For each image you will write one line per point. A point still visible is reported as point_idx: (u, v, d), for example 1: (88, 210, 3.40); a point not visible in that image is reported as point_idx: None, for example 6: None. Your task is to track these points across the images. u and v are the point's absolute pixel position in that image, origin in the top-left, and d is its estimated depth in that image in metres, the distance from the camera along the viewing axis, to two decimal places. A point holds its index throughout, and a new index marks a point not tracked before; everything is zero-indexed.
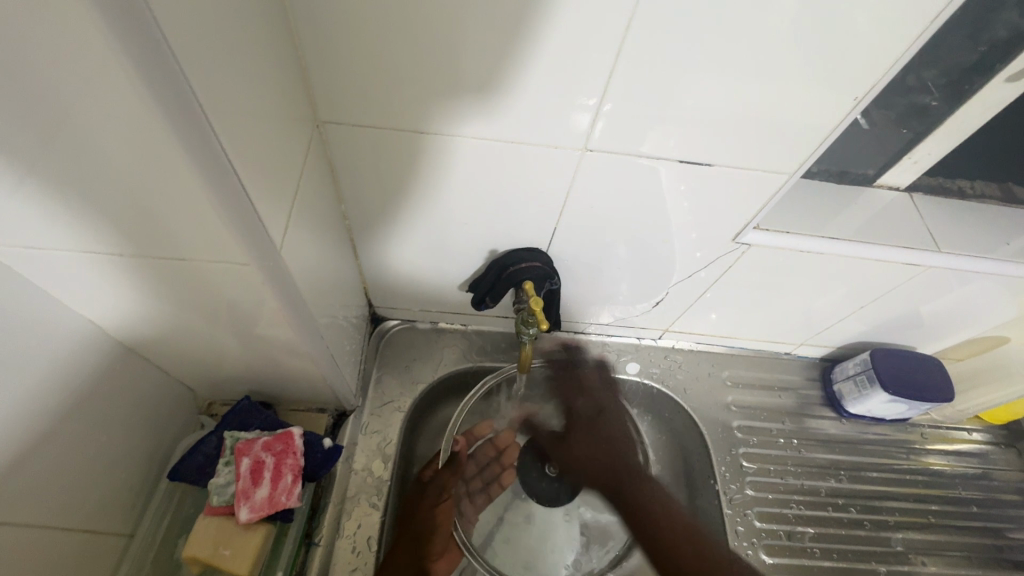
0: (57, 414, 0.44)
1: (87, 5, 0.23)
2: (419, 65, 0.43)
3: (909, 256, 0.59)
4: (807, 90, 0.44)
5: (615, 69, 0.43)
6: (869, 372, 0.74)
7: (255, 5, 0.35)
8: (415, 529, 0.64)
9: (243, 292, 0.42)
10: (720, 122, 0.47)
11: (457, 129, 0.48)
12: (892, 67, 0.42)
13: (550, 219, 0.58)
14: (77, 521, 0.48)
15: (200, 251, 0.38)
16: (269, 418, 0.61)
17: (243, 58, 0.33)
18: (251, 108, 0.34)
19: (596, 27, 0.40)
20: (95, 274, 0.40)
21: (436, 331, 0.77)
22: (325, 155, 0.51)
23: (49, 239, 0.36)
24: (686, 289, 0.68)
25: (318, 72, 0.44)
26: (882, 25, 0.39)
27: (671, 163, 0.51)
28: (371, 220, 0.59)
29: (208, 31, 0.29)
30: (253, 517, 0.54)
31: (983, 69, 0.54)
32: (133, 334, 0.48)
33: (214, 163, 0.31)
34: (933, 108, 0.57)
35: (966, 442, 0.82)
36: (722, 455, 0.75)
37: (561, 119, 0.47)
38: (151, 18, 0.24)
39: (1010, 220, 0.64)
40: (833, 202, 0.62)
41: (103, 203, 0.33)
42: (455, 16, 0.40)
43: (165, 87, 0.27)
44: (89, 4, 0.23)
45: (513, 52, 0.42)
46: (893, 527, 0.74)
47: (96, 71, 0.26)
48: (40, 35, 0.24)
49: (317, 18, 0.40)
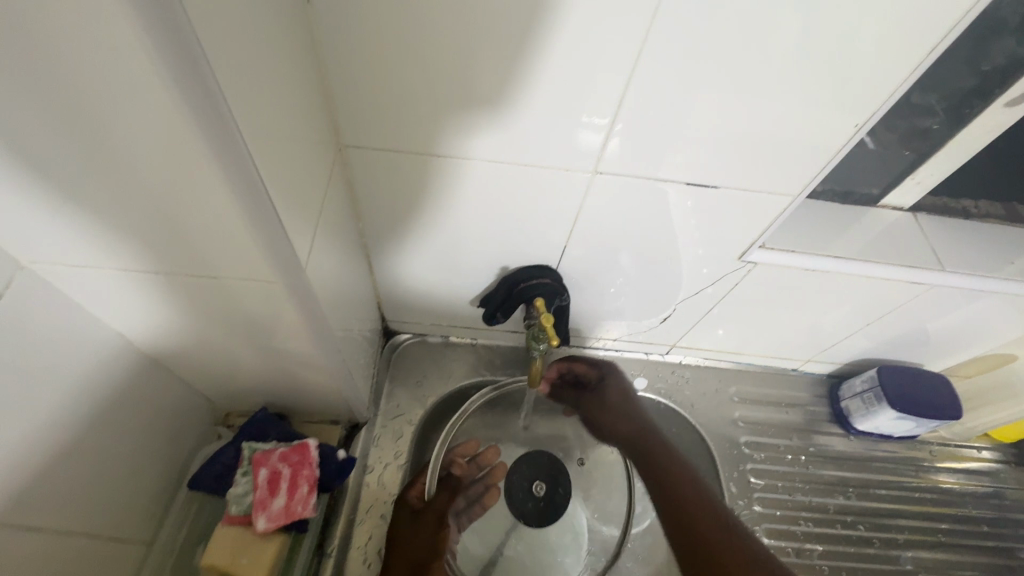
0: (86, 423, 0.46)
1: (147, 51, 0.25)
2: (440, 90, 0.45)
3: (913, 274, 0.60)
4: (810, 115, 0.46)
5: (624, 93, 0.45)
6: (877, 390, 0.74)
7: (286, 39, 0.37)
8: (409, 556, 0.61)
9: (267, 306, 0.44)
10: (725, 143, 0.49)
11: (471, 151, 0.50)
12: (891, 93, 0.44)
13: (560, 236, 0.60)
14: (99, 529, 0.50)
15: (228, 269, 0.40)
16: (286, 429, 0.62)
17: (276, 87, 0.35)
18: (282, 138, 0.36)
19: (607, 53, 0.42)
20: (127, 290, 0.42)
21: (446, 345, 0.79)
22: (346, 175, 0.53)
23: (90, 257, 0.38)
24: (693, 305, 0.69)
25: (341, 100, 0.47)
26: (881, 54, 0.41)
27: (677, 183, 0.53)
28: (386, 238, 0.61)
29: (246, 69, 0.31)
30: (270, 526, 0.55)
31: (982, 94, 0.55)
32: (158, 346, 0.50)
33: (249, 187, 0.33)
34: (935, 130, 0.59)
35: (976, 461, 0.82)
36: (730, 471, 0.75)
37: (571, 141, 0.49)
38: (203, 64, 0.27)
39: (1015, 239, 0.65)
40: (837, 221, 0.63)
41: (143, 224, 0.36)
42: (473, 47, 0.42)
43: (210, 122, 0.29)
44: (149, 52, 0.25)
45: (527, 77, 0.44)
46: (903, 545, 0.74)
47: (148, 107, 0.28)
48: (101, 78, 0.26)
49: (342, 49, 0.43)
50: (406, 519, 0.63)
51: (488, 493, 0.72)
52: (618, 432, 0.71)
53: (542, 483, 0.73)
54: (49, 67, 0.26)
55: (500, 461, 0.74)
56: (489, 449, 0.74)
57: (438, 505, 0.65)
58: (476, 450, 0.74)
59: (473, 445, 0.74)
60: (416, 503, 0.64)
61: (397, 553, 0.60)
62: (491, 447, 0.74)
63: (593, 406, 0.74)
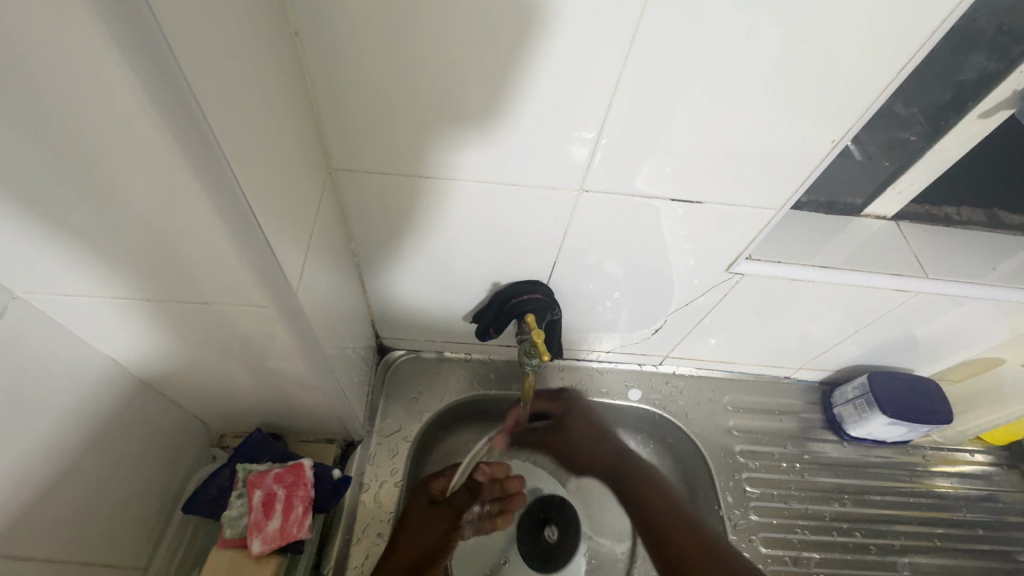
0: (79, 448, 0.46)
1: (139, 93, 0.26)
2: (426, 112, 0.46)
3: (898, 282, 0.61)
4: (789, 129, 0.47)
5: (608, 111, 0.46)
6: (868, 395, 0.75)
7: (275, 69, 0.38)
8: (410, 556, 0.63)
9: (259, 329, 0.44)
10: (709, 159, 0.50)
11: (460, 171, 0.51)
12: (867, 108, 0.45)
13: (550, 251, 0.60)
14: (93, 555, 0.49)
15: (219, 294, 0.40)
16: (280, 449, 0.63)
17: (264, 114, 0.36)
18: (272, 164, 0.37)
19: (591, 73, 0.43)
20: (119, 315, 0.42)
21: (441, 360, 0.79)
22: (337, 197, 0.54)
23: (81, 285, 0.38)
24: (684, 316, 0.70)
25: (331, 125, 0.47)
26: (855, 70, 0.42)
27: (663, 200, 0.54)
28: (378, 256, 0.62)
29: (236, 102, 0.32)
30: (266, 548, 0.55)
31: (958, 106, 0.57)
32: (151, 369, 0.50)
33: (239, 216, 0.34)
34: (914, 142, 0.60)
35: (970, 464, 0.82)
36: (725, 480, 0.75)
37: (559, 159, 0.50)
38: (193, 103, 0.28)
39: (997, 245, 0.66)
40: (823, 230, 0.65)
41: (135, 253, 0.36)
42: (459, 72, 0.43)
43: (199, 155, 0.30)
44: (141, 93, 0.26)
45: (512, 100, 0.45)
46: (900, 551, 0.74)
47: (140, 142, 0.29)
48: (94, 116, 0.27)
49: (331, 78, 0.44)
50: (427, 511, 0.67)
51: (502, 517, 0.70)
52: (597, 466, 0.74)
53: (555, 530, 0.69)
54: (33, 102, 0.26)
55: (521, 493, 0.71)
56: (516, 477, 0.71)
57: (458, 504, 0.69)
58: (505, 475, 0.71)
59: (505, 469, 0.71)
60: (438, 497, 0.69)
61: (402, 543, 0.63)
62: (518, 478, 0.71)
63: (567, 442, 0.76)
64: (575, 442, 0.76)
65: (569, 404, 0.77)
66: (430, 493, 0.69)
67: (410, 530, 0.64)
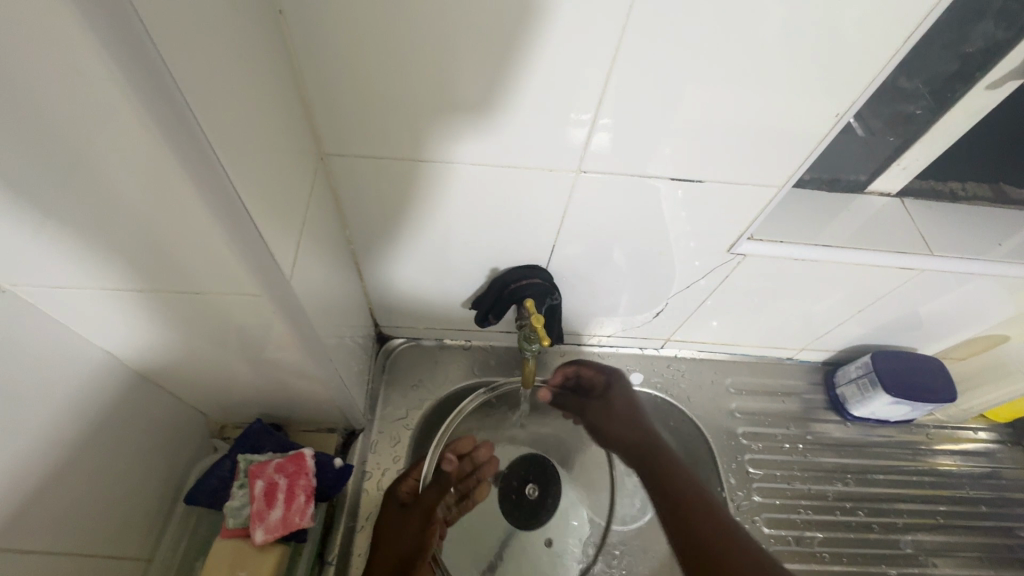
0: (77, 442, 0.46)
1: (119, 80, 0.26)
2: (418, 92, 0.45)
3: (902, 260, 0.60)
4: (791, 105, 0.46)
5: (605, 89, 0.45)
6: (871, 375, 0.75)
7: (259, 51, 0.37)
8: (393, 554, 0.62)
9: (255, 320, 0.44)
10: (709, 136, 0.48)
11: (455, 154, 0.50)
12: (871, 81, 0.44)
13: (549, 235, 0.60)
14: (96, 548, 0.49)
15: (211, 284, 0.39)
16: (282, 439, 0.62)
17: (247, 95, 0.35)
18: (260, 150, 0.36)
19: (587, 49, 0.42)
20: (111, 308, 0.42)
21: (441, 348, 0.79)
22: (329, 183, 0.53)
23: (71, 277, 0.38)
24: (685, 299, 0.69)
25: (322, 110, 0.46)
26: (860, 42, 0.41)
27: (664, 180, 0.53)
28: (374, 244, 0.61)
29: (218, 86, 0.31)
30: (269, 537, 0.55)
31: (964, 77, 0.55)
32: (147, 362, 0.50)
33: (227, 204, 0.33)
34: (919, 115, 0.59)
35: (973, 442, 0.82)
36: (728, 462, 0.76)
37: (556, 140, 0.49)
38: (176, 90, 0.27)
39: (1002, 221, 0.65)
40: (825, 209, 0.63)
41: (123, 244, 0.35)
42: (451, 51, 0.42)
43: (183, 142, 0.29)
44: (122, 81, 0.26)
45: (506, 79, 0.44)
46: (903, 529, 0.74)
47: (119, 131, 0.28)
48: (72, 106, 0.27)
49: (319, 59, 0.43)
50: (394, 518, 0.64)
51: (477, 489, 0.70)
52: (625, 440, 0.73)
53: (535, 487, 0.71)
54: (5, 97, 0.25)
55: (494, 457, 0.72)
56: (483, 446, 0.72)
57: (426, 500, 0.66)
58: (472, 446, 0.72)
59: (471, 443, 0.71)
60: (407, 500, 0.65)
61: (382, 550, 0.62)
62: (485, 445, 0.72)
63: (598, 413, 0.76)
64: (608, 415, 0.75)
65: (613, 378, 0.78)
66: (398, 497, 0.65)
67: (381, 540, 0.62)
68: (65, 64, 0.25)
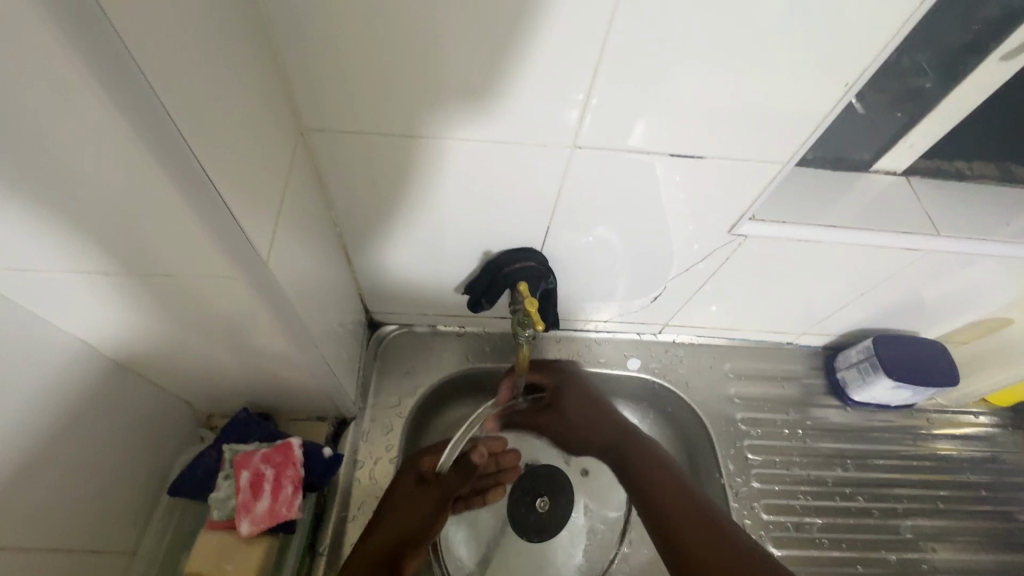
0: (53, 434, 0.44)
1: (54, 38, 0.23)
2: (402, 66, 0.42)
3: (908, 241, 0.58)
4: (798, 77, 0.43)
5: (600, 63, 0.42)
6: (872, 359, 0.73)
7: (229, 17, 0.34)
8: (410, 528, 0.61)
9: (234, 306, 0.42)
10: (711, 111, 0.46)
11: (442, 130, 0.48)
12: (882, 52, 0.42)
13: (543, 217, 0.57)
14: (77, 542, 0.48)
15: (184, 266, 0.37)
16: (269, 428, 0.61)
17: (216, 65, 0.32)
18: (230, 121, 0.34)
19: (581, 18, 0.39)
20: (81, 294, 0.40)
21: (434, 334, 0.77)
22: (312, 163, 0.51)
23: (34, 262, 0.35)
24: (684, 283, 0.68)
25: (301, 83, 0.44)
26: (875, 7, 0.38)
27: (662, 158, 0.51)
28: (362, 226, 0.59)
29: (176, 49, 0.28)
30: (254, 530, 0.54)
31: (976, 49, 0.53)
32: (125, 350, 0.48)
33: (192, 179, 0.31)
34: (928, 90, 0.57)
35: (973, 426, 0.81)
36: (727, 448, 0.74)
37: (550, 116, 0.46)
38: (122, 49, 0.24)
39: (1010, 200, 0.63)
40: (828, 188, 0.61)
41: (85, 224, 0.33)
42: (435, 17, 0.39)
43: (137, 109, 0.26)
44: (58, 38, 0.23)
45: (496, 50, 0.41)
46: (902, 514, 0.74)
47: (63, 97, 0.25)
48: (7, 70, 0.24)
49: (295, 28, 0.40)
50: (413, 488, 0.62)
51: (493, 491, 0.71)
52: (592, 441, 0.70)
53: (546, 499, 0.72)
54: None
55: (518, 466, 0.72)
56: (512, 451, 0.72)
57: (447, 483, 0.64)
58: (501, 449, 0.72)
59: (501, 441, 0.72)
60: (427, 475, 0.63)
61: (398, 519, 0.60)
62: (514, 452, 0.72)
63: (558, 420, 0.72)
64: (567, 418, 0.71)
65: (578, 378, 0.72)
66: (419, 470, 0.63)
67: (400, 511, 0.60)
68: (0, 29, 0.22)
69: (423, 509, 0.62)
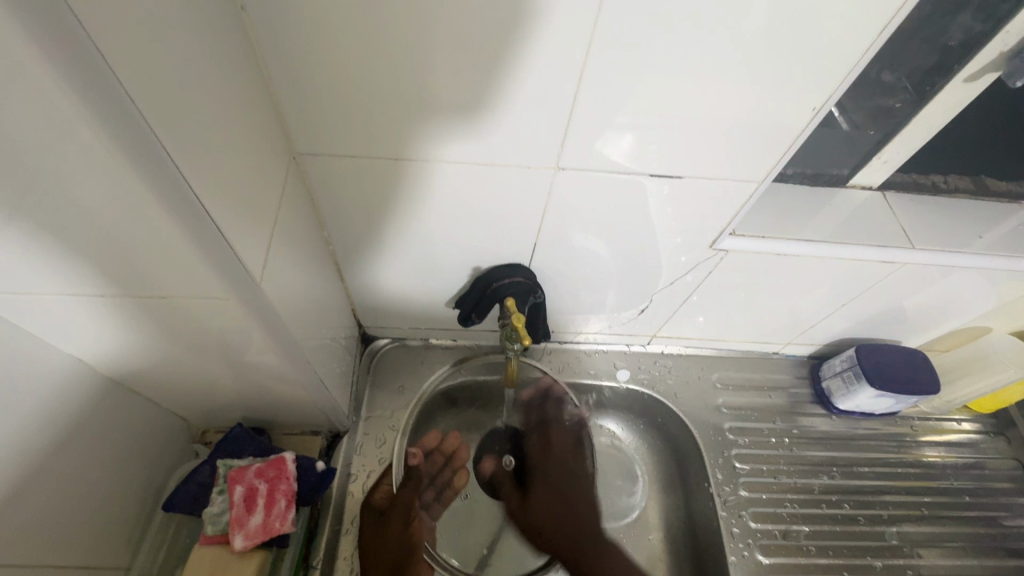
0: (48, 452, 0.45)
1: (59, 84, 0.25)
2: (387, 90, 0.44)
3: (884, 254, 0.60)
4: (769, 100, 0.45)
5: (580, 87, 0.44)
6: (856, 368, 0.75)
7: (222, 50, 0.36)
8: (387, 560, 0.61)
9: (229, 325, 0.43)
10: (689, 130, 0.48)
11: (430, 151, 0.49)
12: (847, 76, 0.44)
13: (531, 233, 0.59)
14: (72, 558, 0.49)
15: (179, 288, 0.39)
16: (263, 443, 0.62)
17: (210, 98, 0.34)
18: (225, 151, 0.36)
19: (561, 45, 0.41)
20: (81, 315, 0.41)
21: (427, 348, 0.78)
22: (304, 184, 0.52)
23: (33, 285, 0.36)
24: (670, 295, 0.69)
25: (293, 109, 0.46)
26: (840, 32, 0.40)
27: (645, 176, 0.52)
28: (354, 244, 0.60)
29: (174, 91, 0.30)
30: (247, 544, 0.54)
31: (943, 70, 0.56)
32: (121, 368, 0.49)
33: (188, 209, 0.32)
34: (899, 108, 0.59)
35: (957, 433, 0.83)
36: (715, 457, 0.76)
37: (536, 136, 0.48)
38: (123, 94, 0.26)
39: (984, 213, 0.65)
40: (808, 203, 0.63)
41: (87, 250, 0.34)
42: (421, 47, 0.41)
43: (136, 146, 0.28)
44: (62, 84, 0.25)
45: (481, 74, 0.43)
46: (888, 521, 0.75)
47: (64, 136, 0.27)
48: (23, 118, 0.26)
49: (287, 58, 0.42)
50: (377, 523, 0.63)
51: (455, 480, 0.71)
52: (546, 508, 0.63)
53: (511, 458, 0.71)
54: None
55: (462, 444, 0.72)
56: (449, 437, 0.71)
57: (404, 500, 0.63)
58: (437, 441, 0.71)
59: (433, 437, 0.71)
60: (383, 506, 0.63)
61: (372, 555, 0.61)
62: (452, 435, 0.71)
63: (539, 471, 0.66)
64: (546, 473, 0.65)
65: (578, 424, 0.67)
66: (374, 504, 0.63)
67: (370, 550, 0.61)
68: (2, 75, 0.24)
69: (392, 536, 0.61)
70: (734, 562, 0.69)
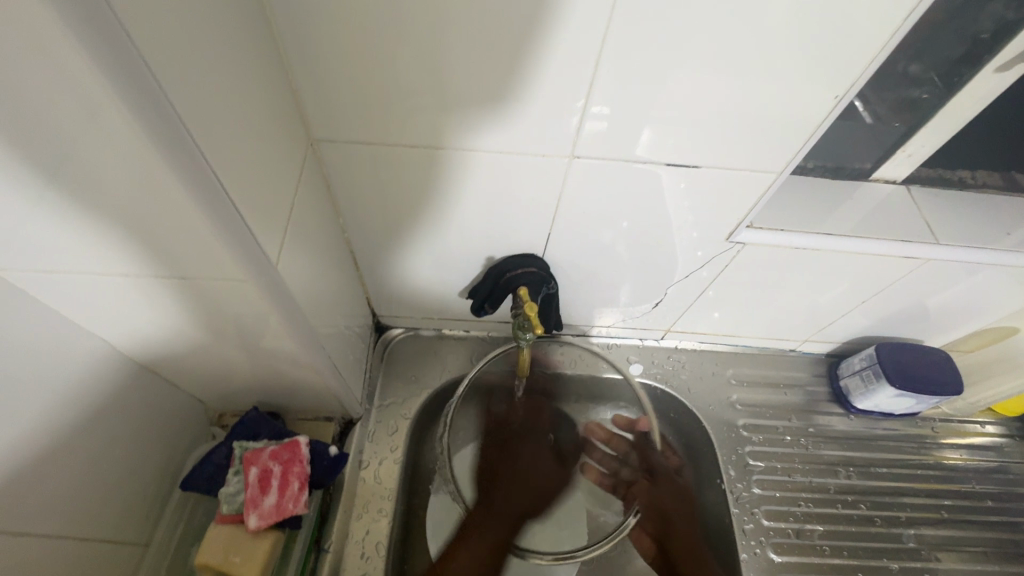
0: (73, 429, 0.46)
1: (85, 60, 0.25)
2: (405, 77, 0.44)
3: (906, 249, 0.59)
4: (789, 89, 0.44)
5: (595, 75, 0.44)
6: (875, 366, 0.74)
7: (241, 34, 0.36)
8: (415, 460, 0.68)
9: (247, 308, 0.44)
10: (707, 119, 0.47)
11: (445, 139, 0.49)
12: (871, 64, 0.42)
13: (545, 224, 0.59)
14: (93, 533, 0.50)
15: (198, 268, 0.39)
16: (278, 427, 0.62)
17: (230, 81, 0.34)
18: (244, 133, 0.36)
19: (576, 32, 0.40)
20: (105, 296, 0.42)
21: (440, 338, 0.79)
22: (322, 172, 0.53)
23: (60, 264, 0.37)
24: (686, 288, 0.68)
25: (312, 97, 0.46)
26: (864, 18, 0.39)
27: (661, 166, 0.52)
28: (370, 233, 0.61)
29: (195, 72, 0.31)
30: (262, 524, 0.56)
31: (971, 61, 0.54)
32: (143, 350, 0.50)
33: (208, 189, 0.33)
34: (925, 100, 0.58)
35: (981, 436, 0.81)
36: (728, 454, 0.75)
37: (551, 124, 0.48)
38: (144, 71, 0.27)
39: (1013, 210, 0.64)
40: (829, 197, 0.62)
41: (111, 228, 0.35)
42: (437, 32, 0.41)
43: (159, 124, 0.29)
44: (87, 60, 0.25)
45: (495, 60, 0.43)
46: (905, 523, 0.73)
47: (90, 114, 0.27)
48: (51, 95, 0.26)
49: (307, 45, 0.42)
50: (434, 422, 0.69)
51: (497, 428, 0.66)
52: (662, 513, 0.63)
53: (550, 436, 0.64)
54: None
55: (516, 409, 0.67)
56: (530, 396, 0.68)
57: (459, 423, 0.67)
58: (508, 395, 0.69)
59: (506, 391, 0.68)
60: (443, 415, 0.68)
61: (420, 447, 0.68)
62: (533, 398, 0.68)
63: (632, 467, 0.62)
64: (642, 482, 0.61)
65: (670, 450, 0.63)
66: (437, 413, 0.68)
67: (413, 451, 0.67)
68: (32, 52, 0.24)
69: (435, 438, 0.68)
70: (745, 560, 0.68)
